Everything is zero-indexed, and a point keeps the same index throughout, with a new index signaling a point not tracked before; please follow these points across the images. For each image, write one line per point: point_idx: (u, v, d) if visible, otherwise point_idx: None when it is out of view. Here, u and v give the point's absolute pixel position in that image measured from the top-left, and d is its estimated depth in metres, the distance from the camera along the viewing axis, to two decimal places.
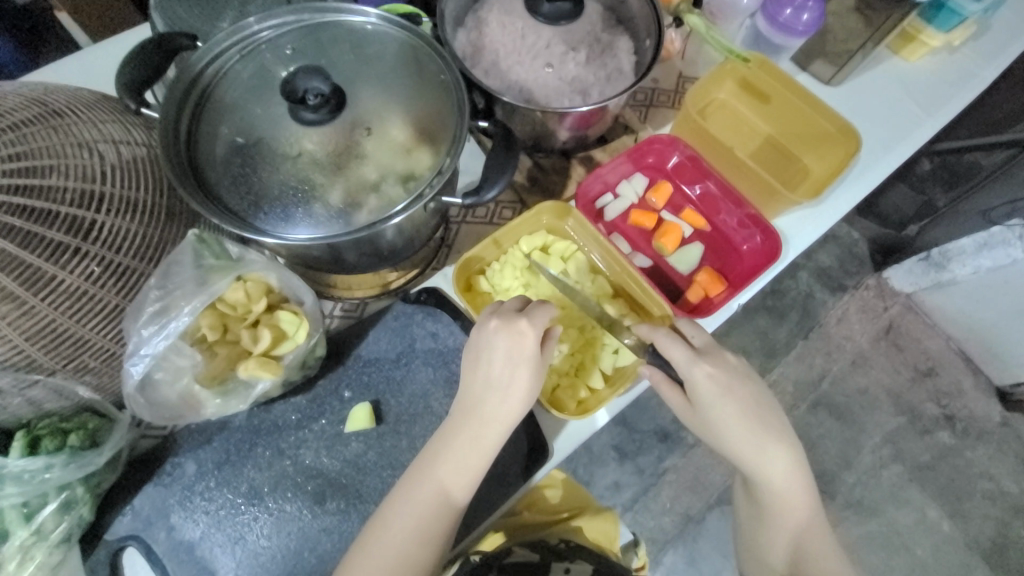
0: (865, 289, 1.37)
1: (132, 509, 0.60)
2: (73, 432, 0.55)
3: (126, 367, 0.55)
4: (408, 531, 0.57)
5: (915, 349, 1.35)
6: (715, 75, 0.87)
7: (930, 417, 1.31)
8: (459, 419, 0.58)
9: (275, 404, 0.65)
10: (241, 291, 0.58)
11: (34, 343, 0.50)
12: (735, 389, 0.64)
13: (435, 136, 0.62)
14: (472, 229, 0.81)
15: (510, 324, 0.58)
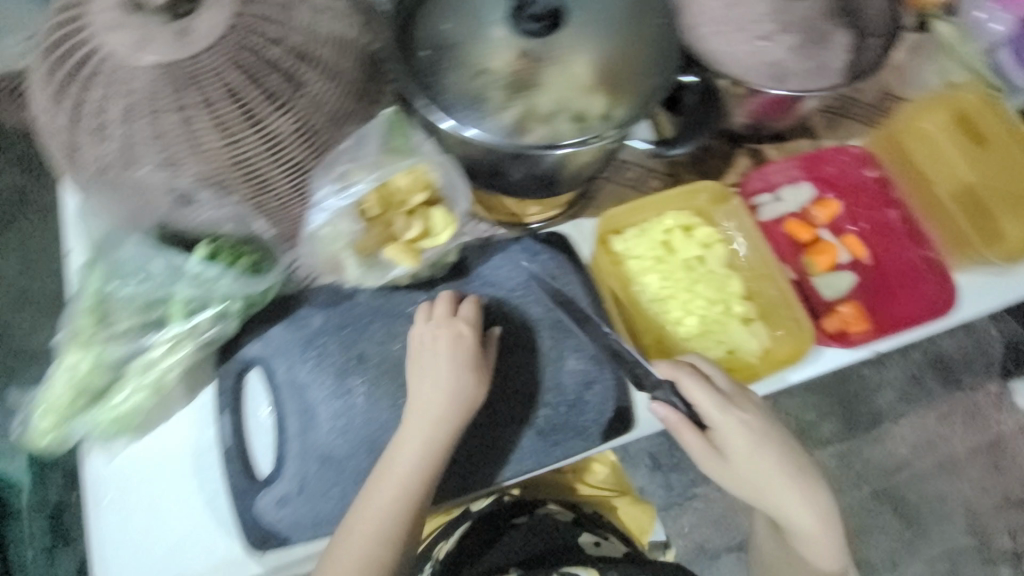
0: (981, 393, 1.28)
1: (264, 338, 0.67)
2: (243, 255, 0.62)
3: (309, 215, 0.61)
4: (383, 515, 0.58)
5: (1011, 474, 1.26)
6: (927, 104, 0.76)
7: (998, 547, 1.23)
8: (421, 407, 0.61)
9: (398, 292, 0.70)
10: (407, 178, 0.61)
11: (237, 172, 0.57)
12: (769, 435, 0.65)
13: (633, 87, 0.60)
14: (618, 188, 0.79)
15: (447, 326, 0.64)
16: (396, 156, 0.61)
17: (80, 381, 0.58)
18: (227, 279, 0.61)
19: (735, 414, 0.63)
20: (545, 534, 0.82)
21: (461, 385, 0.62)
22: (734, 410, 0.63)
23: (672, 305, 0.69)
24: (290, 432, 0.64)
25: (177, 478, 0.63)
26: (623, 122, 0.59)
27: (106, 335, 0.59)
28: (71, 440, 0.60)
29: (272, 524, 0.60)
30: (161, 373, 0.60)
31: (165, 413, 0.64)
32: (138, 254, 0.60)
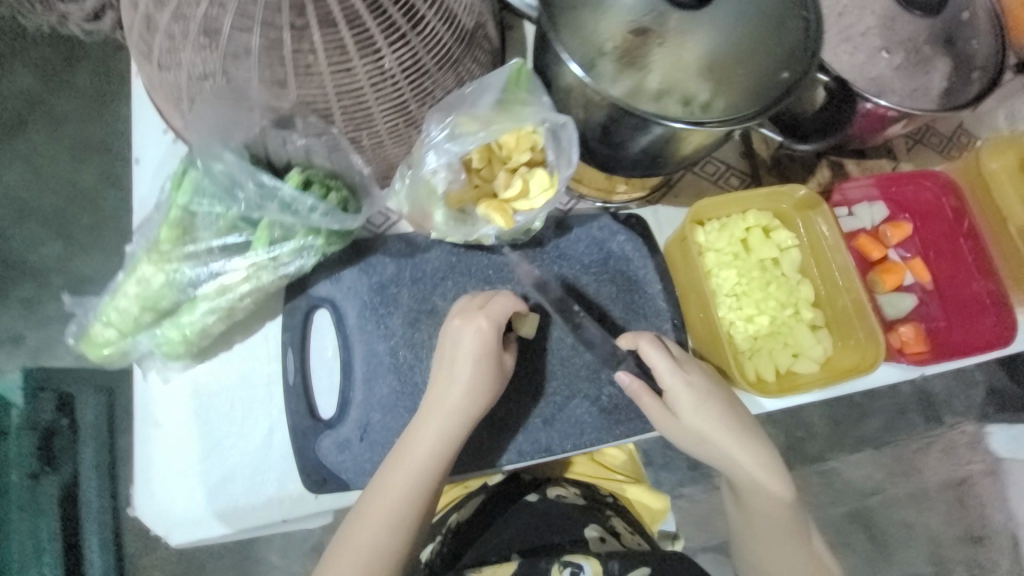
0: (959, 432, 1.28)
1: (337, 278, 0.65)
2: (334, 191, 0.59)
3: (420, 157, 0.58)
4: (388, 514, 0.54)
5: (977, 514, 1.26)
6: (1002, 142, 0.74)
7: None
8: (437, 404, 0.57)
9: (474, 251, 0.68)
10: (517, 135, 0.59)
11: (338, 101, 0.53)
12: (714, 395, 0.63)
13: (763, 78, 0.57)
14: (697, 180, 0.78)
15: (470, 318, 0.59)
16: (511, 110, 0.59)
17: (150, 295, 0.56)
18: (320, 212, 0.57)
19: (683, 374, 0.62)
20: (552, 520, 0.74)
21: (482, 384, 0.58)
22: (684, 371, 0.62)
23: (745, 302, 0.70)
24: (356, 378, 0.62)
25: (232, 410, 0.61)
26: (739, 115, 0.55)
27: (183, 252, 0.56)
28: (132, 355, 0.59)
29: (333, 466, 0.59)
30: (236, 299, 0.58)
31: (227, 341, 0.62)
32: (232, 169, 0.55)
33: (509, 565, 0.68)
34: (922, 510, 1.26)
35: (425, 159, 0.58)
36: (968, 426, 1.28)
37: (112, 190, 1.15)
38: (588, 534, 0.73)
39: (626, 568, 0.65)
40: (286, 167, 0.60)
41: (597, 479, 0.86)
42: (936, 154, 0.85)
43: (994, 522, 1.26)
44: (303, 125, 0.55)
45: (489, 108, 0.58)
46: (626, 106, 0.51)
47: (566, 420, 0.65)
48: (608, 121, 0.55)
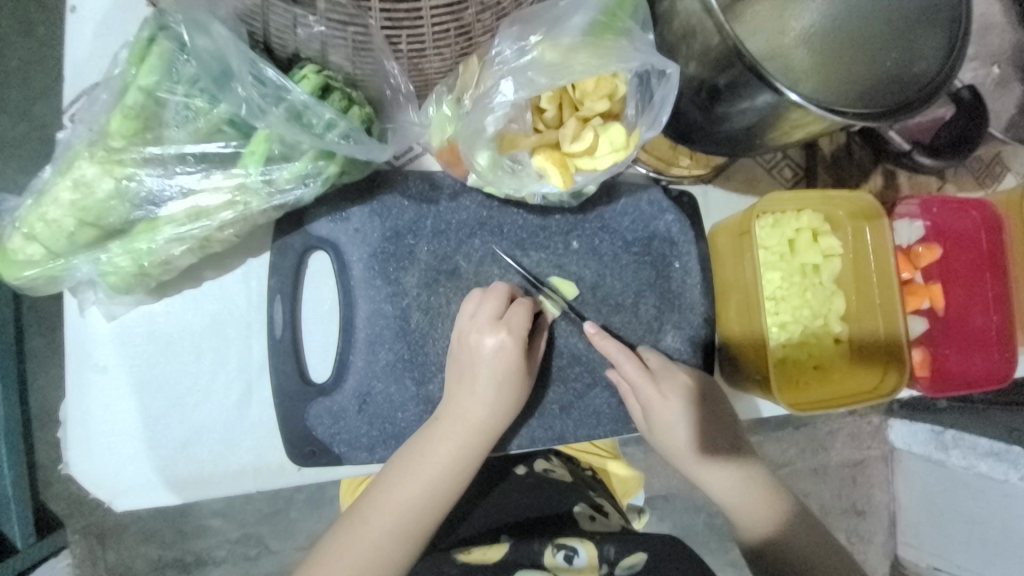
0: (866, 421, 1.14)
1: (343, 217, 0.53)
2: (357, 105, 0.46)
3: (493, 88, 0.46)
4: (392, 527, 0.50)
5: (863, 491, 1.16)
6: None
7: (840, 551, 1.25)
8: (456, 418, 0.51)
9: (510, 208, 0.58)
10: (599, 76, 0.47)
11: None
12: (685, 405, 0.59)
13: (887, 76, 0.49)
14: (753, 165, 0.70)
15: (494, 326, 0.51)
16: (601, 44, 0.46)
17: (93, 207, 0.41)
18: (339, 130, 0.43)
19: (658, 386, 0.58)
20: (540, 496, 0.71)
21: (509, 400, 0.52)
22: (661, 382, 0.58)
23: (782, 308, 0.66)
24: (357, 341, 0.52)
25: (199, 361, 0.49)
26: (857, 104, 0.47)
27: (142, 154, 0.41)
28: (65, 282, 0.45)
29: (325, 438, 0.51)
30: (212, 229, 0.45)
31: (195, 277, 0.49)
32: (222, 46, 0.40)
33: (499, 548, 0.62)
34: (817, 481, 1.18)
35: (498, 88, 0.45)
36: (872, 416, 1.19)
37: (18, 34, 0.87)
38: (578, 514, 0.70)
39: (620, 554, 0.63)
40: (292, 60, 0.44)
41: (579, 454, 0.84)
42: (970, 180, 0.81)
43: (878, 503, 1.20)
44: (319, 6, 0.39)
45: (576, 34, 0.46)
46: (747, 55, 0.40)
47: (582, 410, 0.61)
48: (721, 82, 0.44)
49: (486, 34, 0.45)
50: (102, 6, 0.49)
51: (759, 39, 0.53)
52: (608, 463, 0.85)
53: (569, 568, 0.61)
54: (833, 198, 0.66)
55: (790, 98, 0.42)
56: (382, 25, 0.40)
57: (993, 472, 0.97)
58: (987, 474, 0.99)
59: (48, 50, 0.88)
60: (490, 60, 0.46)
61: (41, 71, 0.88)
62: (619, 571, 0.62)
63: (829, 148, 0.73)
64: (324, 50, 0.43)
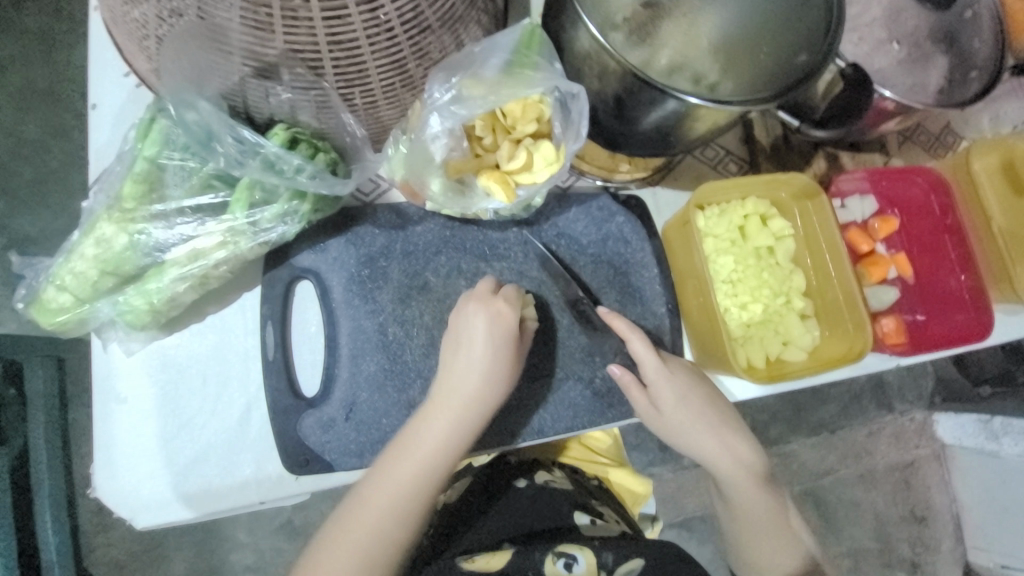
0: (910, 419, 1.21)
1: (321, 249, 0.61)
2: (322, 152, 0.55)
3: (425, 120, 0.55)
4: (377, 524, 0.53)
5: (921, 494, 1.21)
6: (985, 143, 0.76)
7: (898, 554, 1.20)
8: (429, 414, 0.55)
9: (470, 226, 0.65)
10: (524, 102, 0.55)
11: (330, 51, 0.46)
12: (695, 392, 0.63)
13: (779, 68, 0.55)
14: (697, 165, 0.76)
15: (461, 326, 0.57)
16: (519, 75, 0.55)
17: (112, 258, 0.50)
18: (307, 173, 0.52)
19: (667, 368, 0.62)
20: (542, 505, 0.73)
21: (476, 393, 0.56)
22: (669, 365, 0.63)
23: (740, 289, 0.70)
24: (342, 355, 0.59)
25: (205, 386, 0.56)
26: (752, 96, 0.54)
27: (149, 212, 0.51)
28: (90, 324, 0.53)
29: (317, 446, 0.57)
30: (209, 267, 0.53)
31: (198, 312, 0.57)
32: (206, 118, 0.50)
33: (502, 556, 0.65)
34: (869, 490, 1.20)
35: (427, 122, 0.55)
36: (917, 414, 1.21)
37: (58, 143, 1.03)
38: (578, 522, 0.71)
39: (619, 561, 0.65)
40: (267, 122, 0.54)
41: (582, 463, 0.85)
42: (921, 152, 0.85)
43: (940, 505, 1.22)
44: (284, 78, 0.47)
45: (496, 72, 0.55)
46: (640, 75, 0.48)
47: (558, 404, 0.65)
48: (622, 92, 0.52)
49: (421, 79, 0.52)
50: (117, 103, 0.61)
51: (663, 56, 0.57)
52: (611, 470, 0.86)
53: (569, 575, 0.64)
54: (773, 182, 0.71)
55: (683, 99, 0.49)
56: (337, 86, 0.49)
57: None
58: None
59: (82, 151, 1.04)
60: (425, 101, 0.54)
61: (77, 169, 1.03)
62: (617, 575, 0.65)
63: (766, 140, 0.78)
64: (292, 112, 0.52)
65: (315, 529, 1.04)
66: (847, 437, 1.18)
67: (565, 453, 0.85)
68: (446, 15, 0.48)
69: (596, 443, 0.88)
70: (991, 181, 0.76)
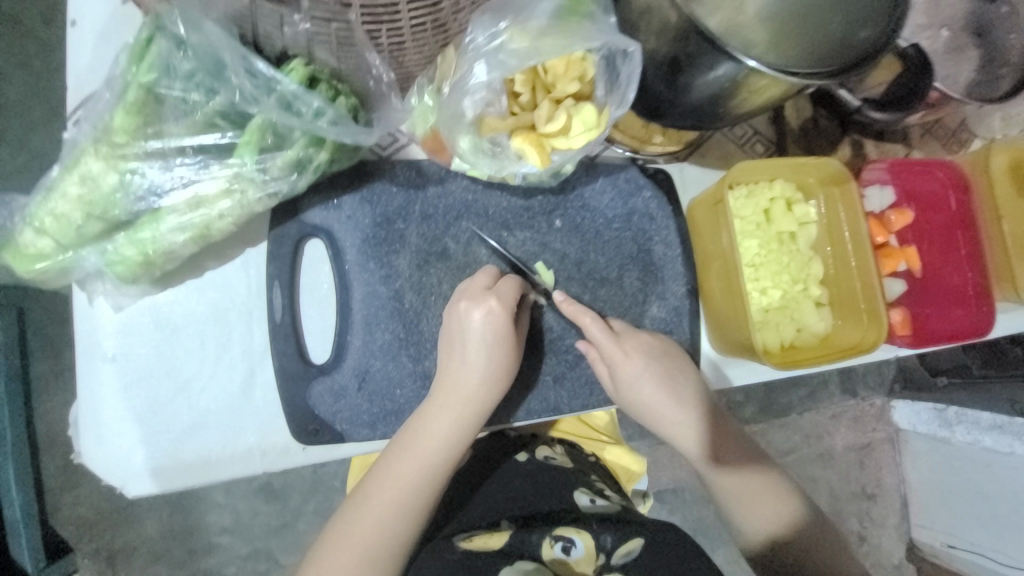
0: (868, 404, 1.26)
1: (335, 206, 0.56)
2: (343, 96, 0.49)
3: (463, 70, 0.50)
4: (396, 501, 0.51)
5: (871, 473, 1.28)
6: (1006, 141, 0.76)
7: (849, 531, 1.28)
8: (448, 387, 0.53)
9: (495, 190, 0.61)
10: (568, 58, 0.51)
11: None
12: (654, 367, 0.61)
13: (836, 44, 0.51)
14: (725, 142, 0.73)
15: (480, 300, 0.53)
16: (566, 26, 0.50)
17: (99, 200, 0.45)
18: (328, 117, 0.46)
19: (622, 346, 0.60)
20: (543, 481, 0.70)
21: (501, 364, 0.54)
22: (625, 342, 0.61)
23: (762, 274, 0.69)
24: (354, 322, 0.55)
25: (204, 347, 0.52)
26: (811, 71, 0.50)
27: (144, 149, 0.45)
28: (73, 273, 0.48)
29: (328, 416, 0.53)
30: (212, 217, 0.47)
31: (196, 267, 0.52)
32: (213, 42, 0.43)
33: (501, 536, 0.62)
34: (826, 467, 1.25)
35: (471, 71, 0.49)
36: (876, 399, 1.26)
37: (16, 69, 0.91)
38: (578, 501, 0.67)
39: (618, 543, 0.60)
40: (280, 57, 0.47)
41: (583, 440, 0.83)
42: (939, 147, 0.85)
43: (889, 484, 1.29)
44: (303, 5, 0.41)
45: (543, 20, 0.50)
46: (702, 27, 0.44)
47: (574, 380, 0.64)
48: (679, 54, 0.48)
49: (457, 24, 0.48)
50: (100, 20, 0.53)
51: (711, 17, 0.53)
52: (608, 448, 0.84)
53: (567, 559, 0.60)
54: (803, 165, 0.69)
55: (749, 66, 0.45)
56: (362, 20, 0.43)
57: (997, 446, 1.08)
58: (992, 448, 1.09)
59: (46, 83, 0.92)
60: (463, 47, 0.49)
61: (38, 101, 0.92)
62: (615, 559, 0.60)
63: (796, 121, 0.76)
64: (309, 46, 0.45)
65: (295, 494, 1.00)
66: (812, 419, 1.23)
67: (564, 430, 0.83)
68: None
69: (595, 420, 0.86)
70: (1007, 178, 0.76)
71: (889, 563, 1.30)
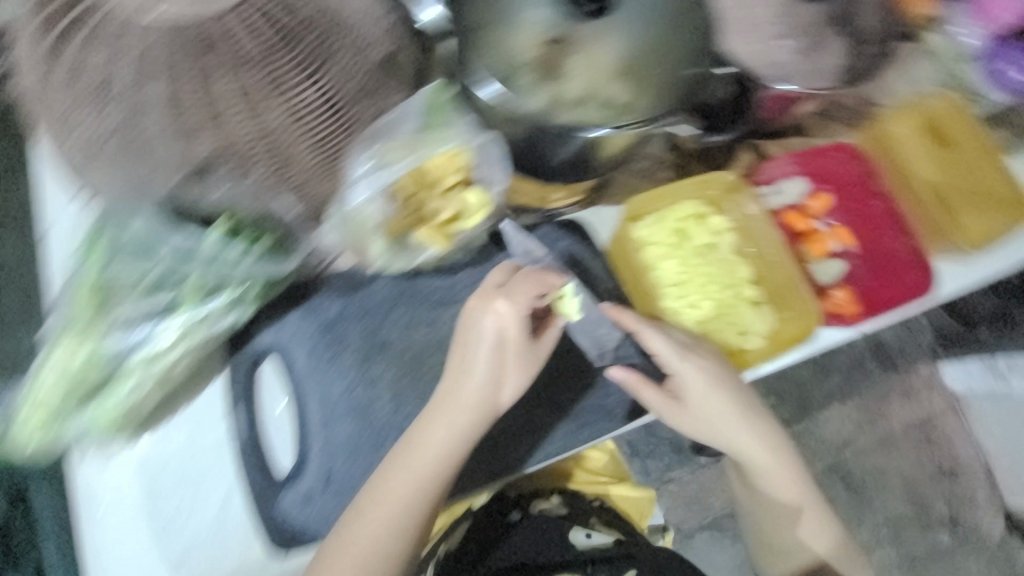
0: (915, 375, 1.22)
1: (278, 326, 0.63)
2: (262, 236, 0.58)
3: (346, 195, 0.59)
4: (361, 563, 0.57)
5: (948, 452, 1.17)
6: (897, 113, 0.84)
7: (937, 519, 1.16)
8: (405, 451, 0.58)
9: (420, 278, 0.67)
10: (445, 156, 0.60)
11: (263, 145, 0.53)
12: (721, 380, 0.69)
13: (664, 77, 0.58)
14: (629, 178, 0.79)
15: (488, 302, 0.59)
16: (433, 134, 0.59)
17: (77, 373, 0.55)
18: (250, 260, 0.57)
19: (667, 342, 0.67)
20: (546, 535, 0.80)
21: (460, 424, 0.58)
22: (688, 352, 0.67)
23: (688, 289, 0.73)
24: (314, 425, 0.61)
25: (183, 477, 0.60)
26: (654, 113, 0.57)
27: (108, 325, 0.55)
28: (65, 438, 0.57)
29: (297, 523, 0.59)
30: (168, 365, 0.57)
31: (168, 409, 0.61)
32: (150, 232, 0.56)
33: None
34: (889, 454, 1.19)
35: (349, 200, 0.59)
36: (920, 366, 1.22)
37: None
38: (577, 541, 0.80)
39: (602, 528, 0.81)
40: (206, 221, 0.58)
41: (586, 487, 0.88)
42: (846, 126, 0.88)
43: (970, 459, 1.17)
44: (220, 174, 0.53)
45: (410, 134, 0.59)
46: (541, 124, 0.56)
47: None
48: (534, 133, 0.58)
49: (348, 147, 0.58)
50: (69, 222, 0.66)
51: (572, 85, 0.56)
52: (614, 491, 0.90)
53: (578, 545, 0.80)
54: (705, 183, 0.76)
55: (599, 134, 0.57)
56: (271, 170, 0.55)
57: None
58: None
59: None
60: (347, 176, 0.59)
61: None
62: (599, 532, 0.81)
63: (692, 143, 0.81)
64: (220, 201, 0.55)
65: None
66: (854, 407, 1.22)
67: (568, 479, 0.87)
68: (355, 92, 0.56)
69: (597, 464, 0.90)
70: (909, 141, 0.83)
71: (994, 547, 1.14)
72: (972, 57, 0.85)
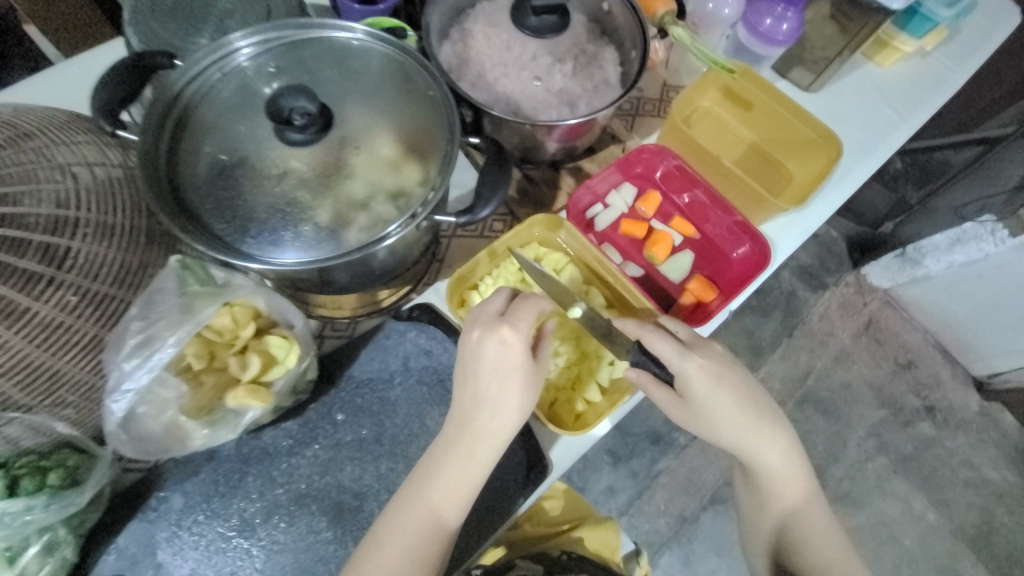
0: (845, 286, 1.40)
1: (117, 548, 0.60)
2: (52, 470, 0.55)
3: (108, 404, 0.53)
4: None
5: (893, 343, 1.38)
6: (699, 85, 0.86)
7: (911, 409, 1.33)
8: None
9: (264, 431, 0.65)
10: (231, 315, 0.56)
11: (10, 379, 0.50)
12: (725, 378, 0.64)
13: (425, 152, 0.59)
14: (463, 242, 0.78)
15: (492, 330, 0.57)
16: (200, 302, 0.55)
17: None
18: (39, 506, 0.53)
19: (676, 346, 0.63)
20: None
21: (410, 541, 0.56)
22: (696, 351, 0.65)
23: None
24: None
25: None
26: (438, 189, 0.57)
27: None
28: None
29: None
30: None
31: None
32: None
33: None
34: (850, 365, 1.36)
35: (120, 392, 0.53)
36: (848, 275, 1.41)
37: None
38: None
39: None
40: None
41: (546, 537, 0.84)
42: (657, 118, 0.89)
43: (915, 343, 1.38)
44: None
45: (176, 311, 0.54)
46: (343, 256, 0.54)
47: None
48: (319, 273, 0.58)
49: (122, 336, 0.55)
50: None
51: (355, 187, 0.56)
52: (581, 531, 0.83)
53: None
54: (522, 231, 0.75)
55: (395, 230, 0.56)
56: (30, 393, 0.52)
57: (970, 256, 1.10)
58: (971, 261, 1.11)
59: None
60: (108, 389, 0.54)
61: None
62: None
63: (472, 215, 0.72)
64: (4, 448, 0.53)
65: None
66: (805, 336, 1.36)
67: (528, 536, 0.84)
68: (101, 280, 0.53)
69: (553, 512, 0.88)
70: (714, 113, 0.88)
71: (972, 415, 1.34)
72: (739, 18, 0.86)
